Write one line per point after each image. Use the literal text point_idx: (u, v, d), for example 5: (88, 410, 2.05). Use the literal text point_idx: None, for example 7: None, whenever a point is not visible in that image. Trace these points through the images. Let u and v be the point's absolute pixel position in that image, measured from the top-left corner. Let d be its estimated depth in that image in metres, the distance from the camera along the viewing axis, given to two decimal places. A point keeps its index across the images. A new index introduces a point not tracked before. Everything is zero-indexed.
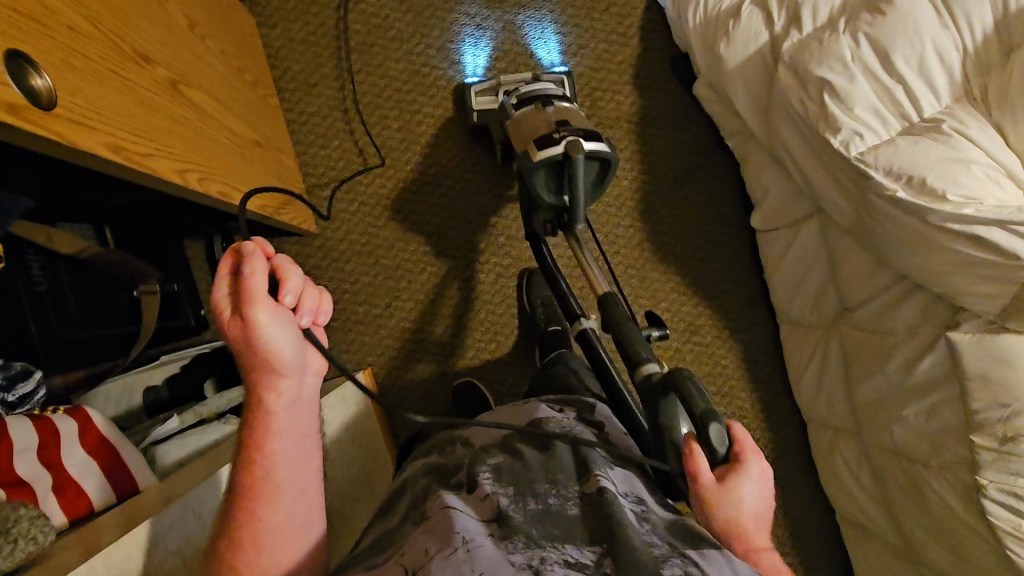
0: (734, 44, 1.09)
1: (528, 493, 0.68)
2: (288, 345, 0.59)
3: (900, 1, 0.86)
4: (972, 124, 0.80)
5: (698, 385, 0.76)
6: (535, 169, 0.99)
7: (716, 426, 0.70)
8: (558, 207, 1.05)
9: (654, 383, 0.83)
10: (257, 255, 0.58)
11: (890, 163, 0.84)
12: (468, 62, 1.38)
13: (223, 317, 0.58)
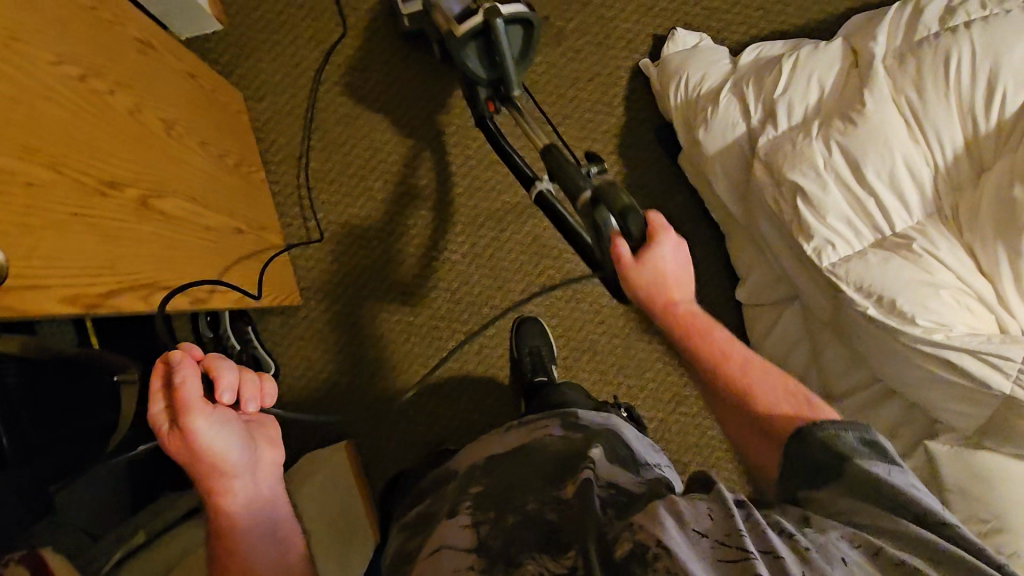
0: (712, 132, 1.08)
1: (507, 510, 0.65)
2: (226, 441, 0.66)
3: (872, 113, 0.85)
4: (943, 245, 0.79)
5: (621, 189, 0.76)
6: (466, 40, 0.93)
7: (624, 202, 0.75)
8: (495, 79, 0.98)
9: (585, 207, 0.80)
10: (189, 361, 0.66)
11: (861, 280, 0.82)
12: None
13: (164, 428, 0.66)
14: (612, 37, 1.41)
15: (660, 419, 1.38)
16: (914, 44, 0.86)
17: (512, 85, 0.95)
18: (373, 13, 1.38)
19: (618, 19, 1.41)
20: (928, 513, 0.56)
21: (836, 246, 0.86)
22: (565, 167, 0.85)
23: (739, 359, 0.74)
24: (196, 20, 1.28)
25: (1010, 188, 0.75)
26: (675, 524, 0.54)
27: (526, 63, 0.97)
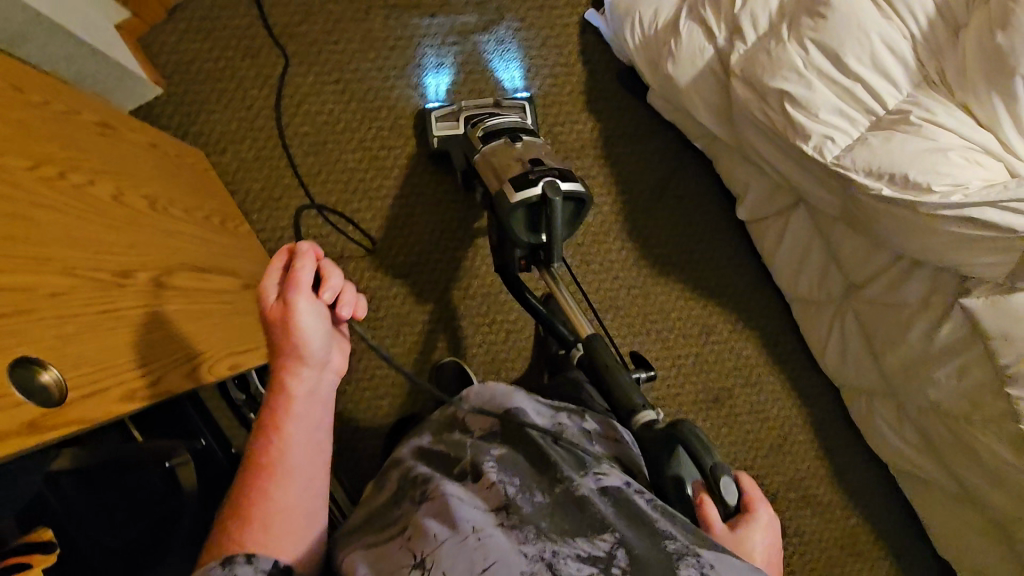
0: (680, 63, 1.09)
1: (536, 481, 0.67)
2: (315, 332, 0.68)
3: (839, 4, 0.85)
4: (940, 110, 0.81)
5: (696, 432, 0.73)
6: (512, 211, 0.96)
7: (722, 477, 0.72)
8: (534, 246, 1.00)
9: (657, 434, 0.75)
10: (309, 256, 0.70)
11: (870, 163, 0.84)
12: (430, 88, 1.36)
13: (272, 297, 0.68)
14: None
15: (694, 352, 1.44)
16: None
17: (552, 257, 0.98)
18: (311, 36, 1.35)
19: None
20: None
21: (836, 138, 0.87)
22: (625, 395, 0.83)
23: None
24: (136, 88, 1.24)
25: (992, 37, 0.76)
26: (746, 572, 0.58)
27: (572, 230, 1.01)
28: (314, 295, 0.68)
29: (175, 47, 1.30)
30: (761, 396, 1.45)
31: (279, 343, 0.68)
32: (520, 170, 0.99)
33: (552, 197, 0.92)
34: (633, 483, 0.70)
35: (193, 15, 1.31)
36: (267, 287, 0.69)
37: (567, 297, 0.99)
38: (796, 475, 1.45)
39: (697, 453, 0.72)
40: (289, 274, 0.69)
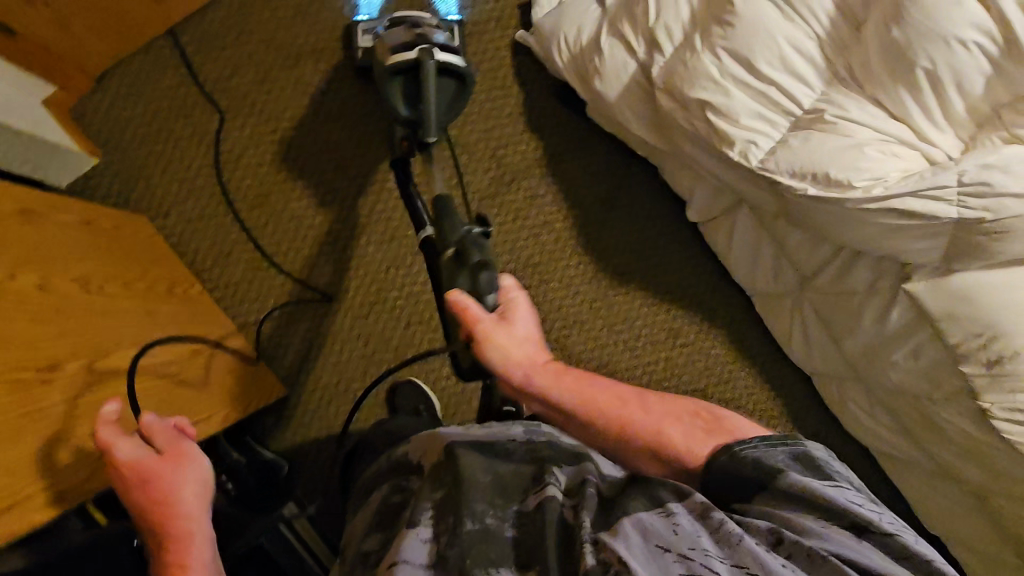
0: (607, 79, 1.09)
1: (462, 514, 0.66)
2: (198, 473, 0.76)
3: (743, 10, 0.86)
4: (852, 106, 0.81)
5: (477, 244, 0.87)
6: (388, 77, 1.00)
7: (484, 274, 0.84)
8: (411, 119, 1.02)
9: (450, 262, 0.87)
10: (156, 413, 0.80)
11: (792, 164, 0.84)
12: (363, 2, 1.36)
13: (137, 456, 0.73)
14: (481, 22, 1.40)
15: (664, 357, 1.44)
16: None
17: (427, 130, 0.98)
18: (242, 88, 1.34)
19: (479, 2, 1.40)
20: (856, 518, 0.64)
21: (759, 143, 0.88)
22: (450, 229, 0.90)
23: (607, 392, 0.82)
24: (71, 163, 1.23)
25: (890, 31, 0.76)
26: (642, 541, 0.61)
27: (448, 116, 1.05)
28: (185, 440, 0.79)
29: (107, 116, 1.29)
30: (735, 392, 1.45)
31: (170, 491, 0.72)
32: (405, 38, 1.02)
33: (426, 60, 0.97)
34: (566, 490, 0.71)
35: (122, 82, 1.30)
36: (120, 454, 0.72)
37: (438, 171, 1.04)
38: None
39: (467, 251, 0.86)
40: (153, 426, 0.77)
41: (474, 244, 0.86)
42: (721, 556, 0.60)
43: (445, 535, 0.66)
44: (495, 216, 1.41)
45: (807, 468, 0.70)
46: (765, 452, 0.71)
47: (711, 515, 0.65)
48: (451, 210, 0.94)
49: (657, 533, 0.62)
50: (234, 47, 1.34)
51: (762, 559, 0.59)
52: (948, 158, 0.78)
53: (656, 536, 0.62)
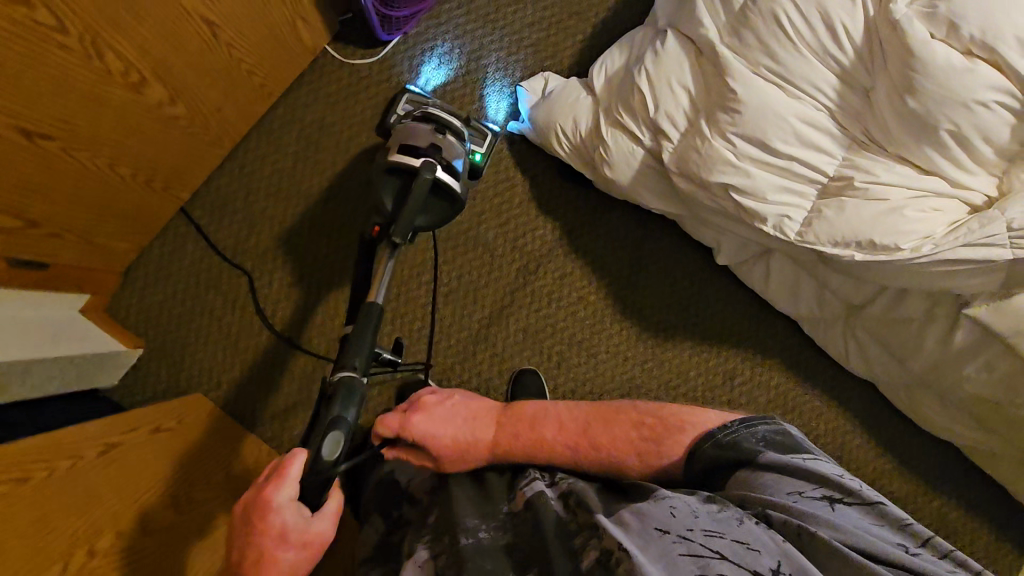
0: (617, 166, 1.10)
1: (456, 534, 0.84)
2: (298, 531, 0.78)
3: (746, 96, 0.87)
4: (877, 168, 0.82)
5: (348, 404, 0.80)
6: (386, 174, 1.01)
7: (336, 433, 0.78)
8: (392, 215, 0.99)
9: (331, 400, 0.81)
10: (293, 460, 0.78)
11: (832, 234, 0.85)
12: (425, 76, 1.41)
13: (288, 515, 0.77)
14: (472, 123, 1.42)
15: (728, 400, 1.44)
16: (739, 14, 0.88)
17: (401, 227, 0.96)
18: (259, 244, 1.36)
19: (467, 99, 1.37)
20: (827, 477, 0.80)
21: (792, 215, 0.89)
22: (347, 355, 0.86)
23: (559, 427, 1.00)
24: (118, 361, 1.25)
25: (903, 100, 0.76)
26: (643, 525, 0.76)
27: (428, 222, 1.03)
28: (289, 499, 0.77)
29: (141, 305, 1.32)
30: (804, 417, 1.45)
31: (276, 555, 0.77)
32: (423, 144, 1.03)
33: (427, 171, 0.97)
34: (552, 484, 0.91)
35: (149, 268, 1.34)
36: (281, 511, 0.76)
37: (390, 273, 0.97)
38: (865, 480, 1.45)
39: (329, 411, 0.80)
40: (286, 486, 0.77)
41: (348, 395, 0.81)
42: (720, 533, 0.73)
43: (444, 556, 0.82)
44: (529, 304, 1.42)
45: (784, 447, 0.85)
46: (748, 433, 0.86)
47: (704, 498, 0.79)
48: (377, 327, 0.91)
49: (658, 517, 0.76)
50: (243, 207, 1.36)
51: (751, 532, 0.73)
52: (987, 202, 0.80)
53: (656, 520, 0.76)
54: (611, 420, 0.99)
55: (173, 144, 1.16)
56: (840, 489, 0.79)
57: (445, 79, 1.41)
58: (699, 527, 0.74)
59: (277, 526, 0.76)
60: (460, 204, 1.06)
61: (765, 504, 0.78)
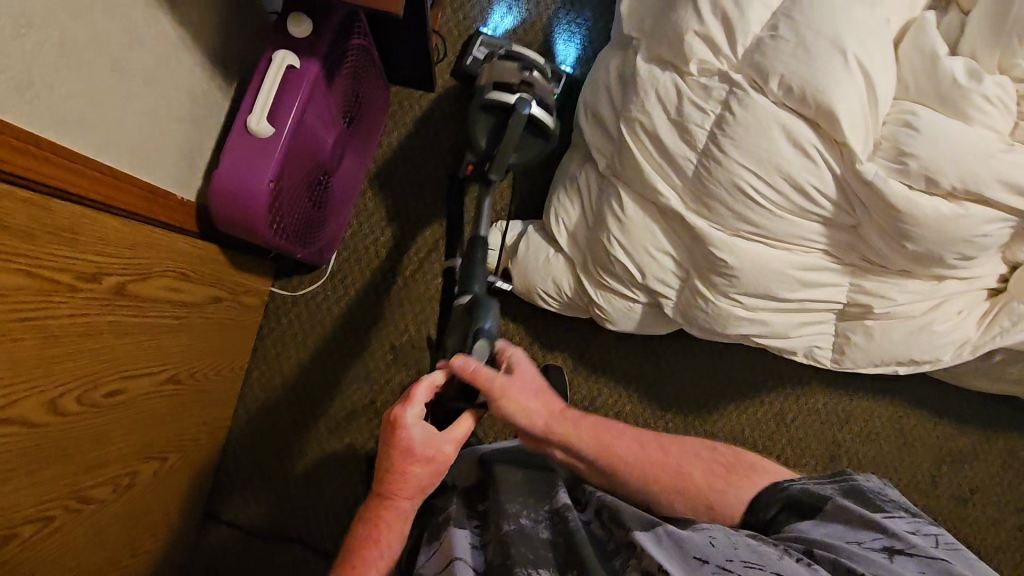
0: (618, 319, 1.07)
1: (503, 518, 0.70)
2: (421, 443, 0.69)
3: (738, 261, 0.84)
4: (893, 291, 0.80)
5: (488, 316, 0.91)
6: (479, 112, 0.99)
7: (481, 339, 0.87)
8: (485, 155, 0.99)
9: (461, 316, 0.94)
10: (422, 385, 0.72)
11: (867, 356, 0.86)
12: (495, 21, 1.32)
13: (416, 430, 0.69)
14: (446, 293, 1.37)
15: (788, 439, 1.46)
16: (699, 183, 0.84)
17: (494, 167, 0.94)
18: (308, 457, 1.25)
19: (434, 284, 1.28)
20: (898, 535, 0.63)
21: (821, 343, 0.88)
22: (473, 278, 0.98)
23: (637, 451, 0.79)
24: None
25: (903, 245, 0.73)
26: (679, 546, 0.62)
27: (523, 159, 1.01)
28: (415, 415, 0.70)
29: None
30: (857, 422, 1.48)
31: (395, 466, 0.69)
32: (513, 78, 1.00)
33: (523, 109, 0.92)
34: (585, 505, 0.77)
35: None
36: (411, 422, 0.69)
37: (485, 209, 1.03)
38: (936, 453, 1.50)
39: (473, 321, 0.90)
40: (409, 415, 0.70)
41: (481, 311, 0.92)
42: (760, 565, 0.58)
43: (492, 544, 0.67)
44: None
45: (865, 504, 0.69)
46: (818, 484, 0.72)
47: (748, 535, 0.64)
48: (478, 258, 1.01)
49: (694, 543, 0.62)
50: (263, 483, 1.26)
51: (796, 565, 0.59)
52: (1000, 280, 0.82)
53: (691, 547, 0.62)
54: (685, 440, 0.83)
55: (174, 483, 1.08)
56: (897, 542, 0.62)
57: (516, 24, 1.32)
58: (742, 560, 0.60)
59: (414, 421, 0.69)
60: (551, 140, 1.02)
61: (814, 544, 0.63)
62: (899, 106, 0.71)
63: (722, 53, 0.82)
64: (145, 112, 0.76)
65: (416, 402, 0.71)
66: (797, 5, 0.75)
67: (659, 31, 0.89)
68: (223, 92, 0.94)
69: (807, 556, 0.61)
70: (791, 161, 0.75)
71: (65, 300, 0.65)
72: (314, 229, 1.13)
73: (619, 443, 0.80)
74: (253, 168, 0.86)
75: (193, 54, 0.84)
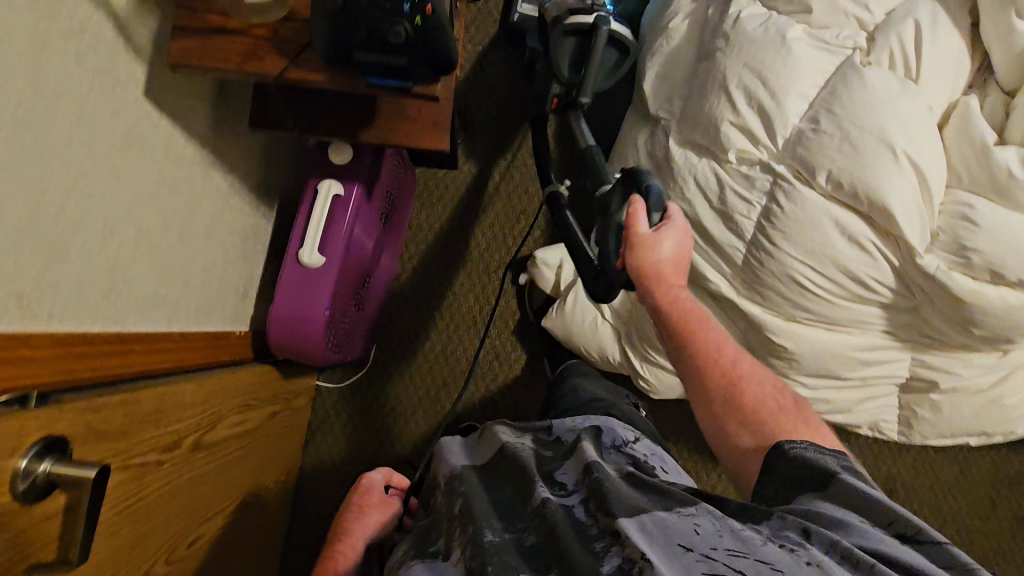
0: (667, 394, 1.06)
1: (479, 528, 0.58)
2: (373, 490, 0.93)
3: (798, 346, 0.83)
4: (958, 366, 0.80)
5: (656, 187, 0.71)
6: (563, 37, 0.94)
7: (655, 194, 0.71)
8: (572, 81, 0.96)
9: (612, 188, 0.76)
10: (387, 470, 0.97)
11: (936, 429, 0.85)
12: None
13: (373, 481, 0.94)
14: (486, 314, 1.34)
15: None
16: (751, 273, 0.83)
17: (583, 91, 0.93)
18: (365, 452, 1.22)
19: (468, 284, 1.27)
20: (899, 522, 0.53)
21: (885, 418, 0.87)
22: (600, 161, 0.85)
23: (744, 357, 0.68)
24: None
25: (969, 328, 0.73)
26: (664, 540, 0.52)
27: (605, 83, 1.00)
28: (376, 476, 0.95)
29: None
30: (906, 456, 1.47)
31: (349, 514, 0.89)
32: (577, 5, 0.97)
33: (604, 24, 0.91)
34: (573, 489, 0.63)
35: None
36: (371, 479, 0.94)
37: (585, 132, 0.95)
38: (989, 479, 1.48)
39: (642, 177, 0.72)
40: (368, 478, 0.94)
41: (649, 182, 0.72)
42: (746, 554, 0.49)
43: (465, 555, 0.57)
44: None
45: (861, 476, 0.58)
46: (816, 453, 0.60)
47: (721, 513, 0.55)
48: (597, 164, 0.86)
49: (677, 529, 0.53)
50: None
51: (792, 558, 0.49)
52: None
53: (669, 534, 0.53)
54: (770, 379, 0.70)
55: None
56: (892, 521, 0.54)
57: None
58: (726, 548, 0.51)
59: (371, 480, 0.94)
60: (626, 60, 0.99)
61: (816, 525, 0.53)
62: (951, 196, 0.71)
63: (762, 143, 0.82)
64: (207, 266, 0.77)
65: (382, 477, 0.95)
66: (836, 98, 0.76)
67: (692, 118, 0.89)
68: (268, 217, 0.95)
69: (803, 537, 0.51)
70: (849, 255, 0.75)
71: (147, 477, 0.64)
72: (363, 315, 1.13)
73: (705, 334, 0.72)
74: (309, 298, 0.87)
75: (243, 192, 0.86)
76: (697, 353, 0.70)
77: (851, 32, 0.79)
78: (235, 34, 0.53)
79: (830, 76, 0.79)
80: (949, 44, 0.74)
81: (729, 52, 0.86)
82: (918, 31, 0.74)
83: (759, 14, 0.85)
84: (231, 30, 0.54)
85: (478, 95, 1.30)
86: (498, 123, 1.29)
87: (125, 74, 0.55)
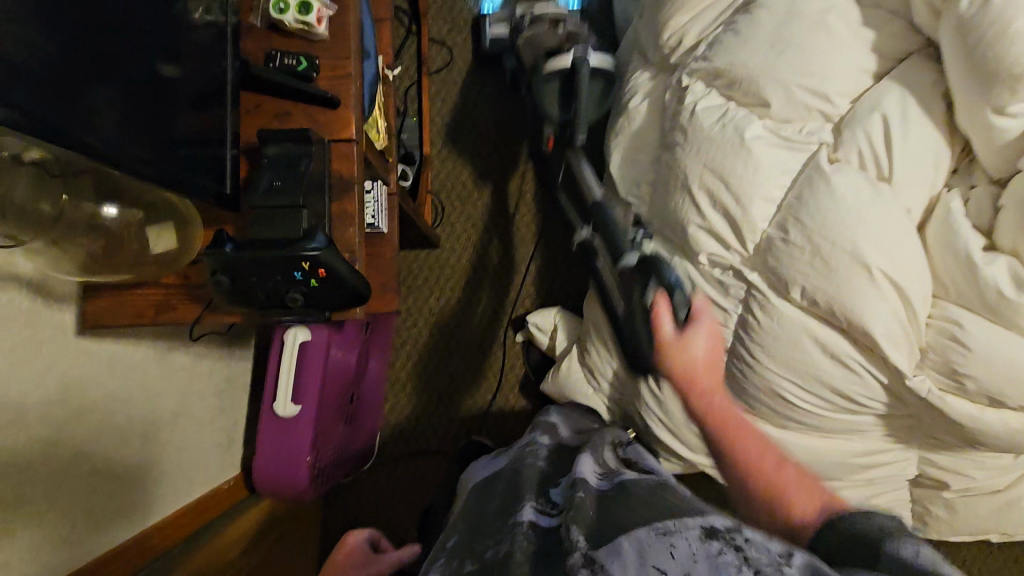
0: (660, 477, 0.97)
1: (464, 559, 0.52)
2: None
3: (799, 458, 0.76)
4: (968, 467, 0.75)
5: (671, 269, 0.73)
6: (546, 79, 0.92)
7: (677, 294, 0.69)
8: (564, 120, 0.93)
9: (631, 267, 0.74)
10: None
11: (954, 525, 0.81)
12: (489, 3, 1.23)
13: None
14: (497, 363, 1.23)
15: None
16: (735, 384, 0.76)
17: (579, 125, 0.91)
18: (372, 480, 1.14)
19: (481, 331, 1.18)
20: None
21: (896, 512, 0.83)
22: (619, 229, 0.77)
23: (756, 439, 0.61)
24: None
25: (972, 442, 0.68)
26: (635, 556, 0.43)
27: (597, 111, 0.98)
28: None
29: None
30: None
31: None
32: (556, 40, 0.98)
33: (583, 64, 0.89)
34: (558, 500, 0.59)
35: None
36: None
37: (591, 174, 0.88)
38: None
39: (659, 270, 0.72)
40: None
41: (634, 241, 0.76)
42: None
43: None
44: None
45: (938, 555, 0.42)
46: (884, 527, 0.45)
47: (716, 531, 0.44)
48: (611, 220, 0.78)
49: (650, 549, 0.43)
50: None
51: None
52: None
53: (647, 560, 0.43)
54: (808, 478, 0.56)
55: None
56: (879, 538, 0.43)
57: None
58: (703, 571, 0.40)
59: (352, 542, 0.91)
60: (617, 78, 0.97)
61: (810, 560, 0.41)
62: (939, 308, 0.66)
63: (732, 247, 0.75)
64: (180, 445, 0.78)
65: None
66: (804, 206, 0.69)
67: (664, 219, 0.83)
68: (245, 361, 0.95)
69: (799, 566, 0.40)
70: (831, 372, 0.69)
71: None
72: (363, 415, 1.07)
73: (749, 435, 0.61)
74: (289, 449, 0.87)
75: (212, 348, 0.86)
76: (733, 455, 0.60)
77: (815, 126, 0.73)
78: (144, 288, 0.52)
79: (797, 178, 0.72)
80: (924, 138, 0.67)
81: (688, 150, 0.79)
82: (888, 127, 0.67)
83: (715, 106, 0.78)
84: (140, 285, 0.52)
85: (470, 98, 1.27)
86: (493, 128, 1.25)
87: (50, 330, 0.55)
